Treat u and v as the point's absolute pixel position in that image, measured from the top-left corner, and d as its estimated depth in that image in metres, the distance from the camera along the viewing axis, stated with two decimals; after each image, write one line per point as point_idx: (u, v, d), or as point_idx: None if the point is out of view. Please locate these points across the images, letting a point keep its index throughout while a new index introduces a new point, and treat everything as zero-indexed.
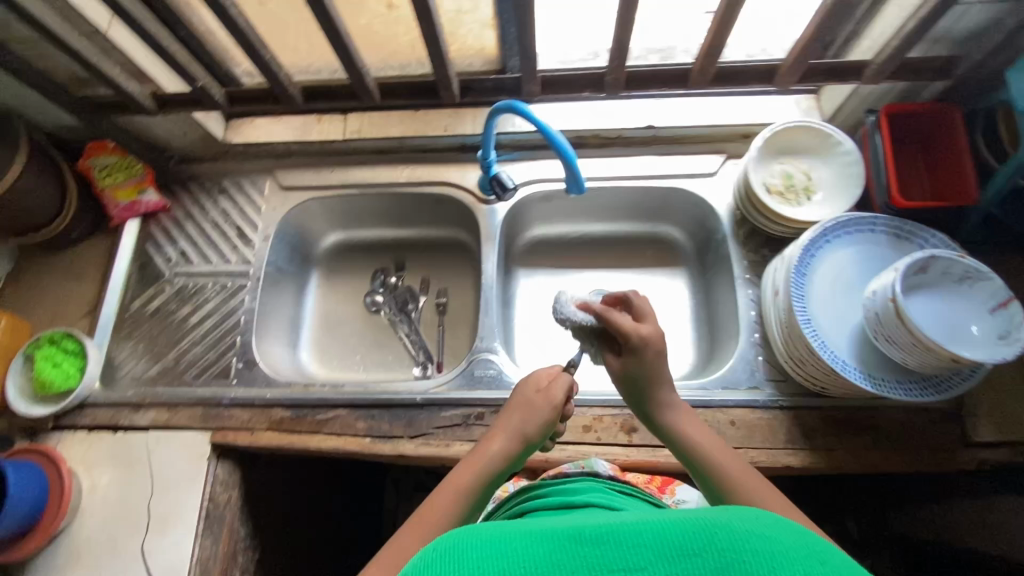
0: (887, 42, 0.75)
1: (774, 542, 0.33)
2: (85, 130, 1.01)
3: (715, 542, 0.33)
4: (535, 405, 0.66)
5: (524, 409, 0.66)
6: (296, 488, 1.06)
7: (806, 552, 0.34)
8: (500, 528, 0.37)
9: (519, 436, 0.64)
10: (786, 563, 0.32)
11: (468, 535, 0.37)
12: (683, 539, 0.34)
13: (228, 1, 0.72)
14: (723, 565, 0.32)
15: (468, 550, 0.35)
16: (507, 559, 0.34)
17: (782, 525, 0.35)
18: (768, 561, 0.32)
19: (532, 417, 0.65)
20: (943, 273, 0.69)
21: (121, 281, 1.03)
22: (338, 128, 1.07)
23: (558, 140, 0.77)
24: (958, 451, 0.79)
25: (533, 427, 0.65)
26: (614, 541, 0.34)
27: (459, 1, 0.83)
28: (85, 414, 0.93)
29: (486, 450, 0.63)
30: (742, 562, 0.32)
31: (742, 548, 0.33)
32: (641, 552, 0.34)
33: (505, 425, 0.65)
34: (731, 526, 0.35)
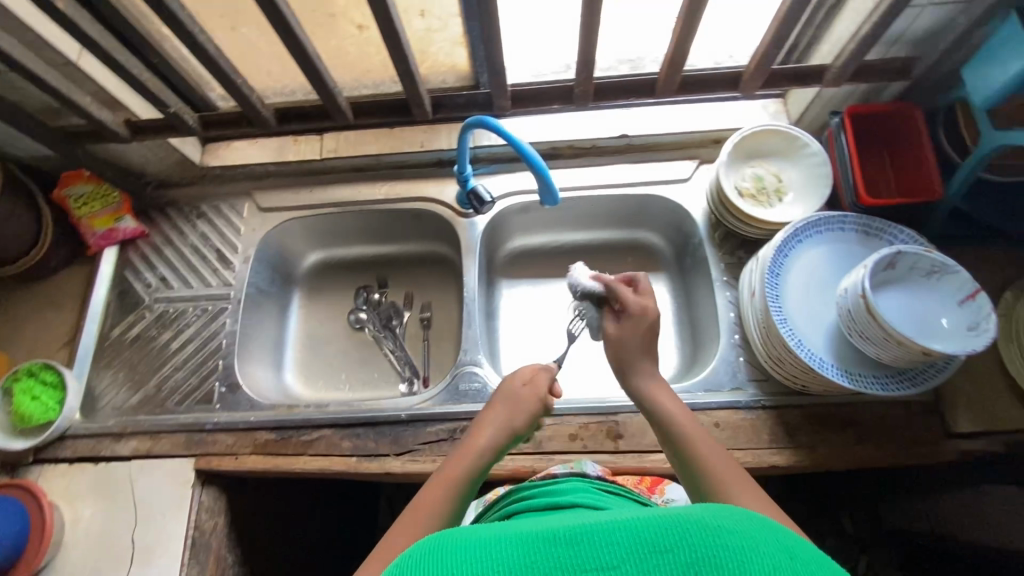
0: (844, 46, 0.77)
1: (744, 537, 0.33)
2: (59, 160, 1.00)
3: (687, 537, 0.33)
4: (519, 398, 0.67)
5: (512, 401, 0.67)
6: (284, 511, 1.05)
7: (778, 546, 0.33)
8: (473, 536, 0.37)
9: (505, 430, 0.65)
10: (758, 556, 0.32)
11: (442, 544, 0.36)
12: (655, 536, 0.33)
13: (197, 29, 0.72)
14: (694, 559, 0.32)
15: (441, 557, 0.35)
16: (479, 563, 0.34)
17: (754, 522, 0.35)
18: (739, 555, 0.32)
19: (518, 410, 0.66)
20: (911, 268, 0.70)
21: (100, 309, 1.02)
22: (315, 147, 1.07)
23: (530, 153, 0.78)
24: (939, 443, 0.80)
25: (518, 419, 0.66)
26: (587, 540, 0.34)
27: (428, 20, 0.84)
28: (65, 446, 0.92)
29: (473, 445, 0.63)
30: (714, 556, 0.32)
31: (714, 542, 0.33)
32: (614, 550, 0.33)
33: (491, 418, 0.66)
34: (703, 521, 0.34)
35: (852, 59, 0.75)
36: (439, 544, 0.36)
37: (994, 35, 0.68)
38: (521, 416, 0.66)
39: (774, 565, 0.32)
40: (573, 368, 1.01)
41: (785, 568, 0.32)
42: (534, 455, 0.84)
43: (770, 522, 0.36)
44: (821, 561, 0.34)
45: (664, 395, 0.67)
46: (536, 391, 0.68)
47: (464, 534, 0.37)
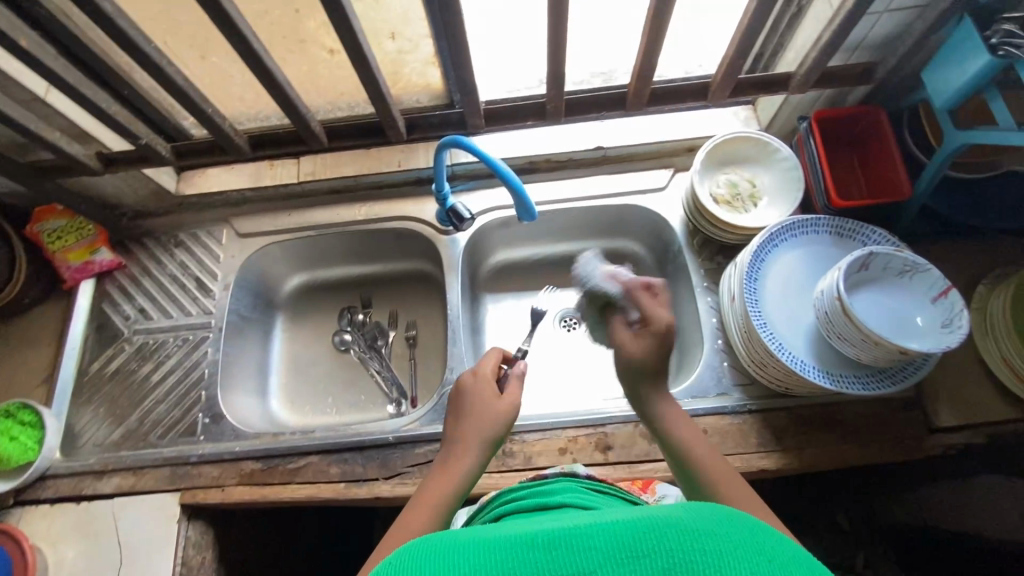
0: (807, 54, 0.79)
1: (723, 542, 0.33)
2: (31, 195, 0.99)
3: (664, 541, 0.33)
4: (493, 408, 0.66)
5: (487, 409, 0.66)
6: (274, 539, 1.04)
7: (755, 547, 0.33)
8: (453, 541, 0.36)
9: (483, 442, 0.64)
10: (734, 558, 0.32)
11: (422, 550, 0.36)
12: (633, 540, 0.33)
13: (164, 61, 0.72)
14: (671, 564, 0.32)
15: (420, 562, 0.34)
16: (458, 569, 0.33)
17: (733, 525, 0.35)
18: (717, 560, 0.32)
19: (492, 421, 0.66)
20: (884, 268, 0.71)
21: (78, 344, 1.00)
22: (291, 171, 1.06)
23: (504, 171, 0.79)
24: (923, 438, 0.81)
25: (494, 430, 0.66)
26: (566, 544, 0.34)
27: (399, 42, 0.85)
28: (46, 486, 0.90)
29: (455, 463, 0.63)
30: (691, 560, 0.32)
31: (692, 546, 0.33)
32: (593, 555, 0.33)
33: (469, 431, 0.65)
34: (680, 523, 0.34)
35: (815, 66, 0.77)
36: (419, 549, 0.36)
37: (950, 39, 0.70)
38: (497, 427, 0.66)
39: (751, 569, 0.32)
40: (561, 380, 1.01)
41: (762, 571, 0.32)
42: (524, 470, 0.84)
43: (748, 521, 0.36)
44: (800, 562, 0.34)
45: (669, 409, 0.66)
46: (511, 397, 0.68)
47: (444, 540, 0.37)
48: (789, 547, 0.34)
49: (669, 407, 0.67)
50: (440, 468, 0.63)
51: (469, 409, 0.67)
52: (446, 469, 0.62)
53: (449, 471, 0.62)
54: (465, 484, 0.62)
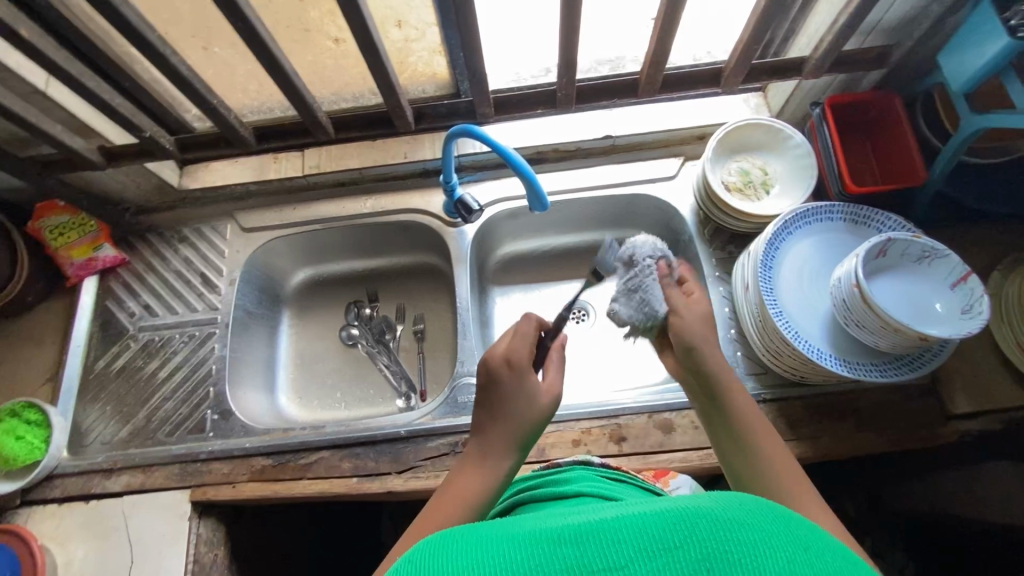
0: (821, 39, 0.77)
1: (756, 531, 0.32)
2: (32, 191, 0.97)
3: (695, 531, 0.32)
4: (532, 401, 0.59)
5: (526, 406, 0.59)
6: (284, 536, 1.03)
7: (791, 537, 0.32)
8: (479, 540, 0.36)
9: (518, 438, 0.58)
10: (770, 548, 0.31)
11: (443, 547, 0.35)
12: (662, 533, 0.32)
13: (167, 50, 0.70)
14: (705, 555, 0.31)
15: (443, 558, 0.34)
16: (482, 564, 0.33)
17: (765, 514, 0.34)
18: (752, 549, 0.31)
19: (528, 414, 0.59)
20: (902, 254, 0.70)
21: (82, 340, 0.99)
22: (295, 164, 1.04)
23: (516, 159, 0.77)
24: (939, 425, 0.81)
25: (531, 426, 0.59)
26: (595, 538, 0.33)
27: (406, 31, 0.83)
28: (54, 485, 0.89)
29: (486, 460, 0.57)
30: (725, 551, 0.31)
31: (724, 535, 0.32)
32: (622, 550, 0.32)
33: (504, 425, 0.58)
34: (710, 513, 0.34)
35: (830, 51, 0.75)
36: (440, 546, 0.36)
37: (968, 22, 0.69)
38: (534, 423, 0.59)
39: (788, 559, 0.31)
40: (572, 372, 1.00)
41: (799, 562, 0.31)
42: (538, 463, 0.83)
43: (781, 510, 0.35)
44: (836, 551, 0.33)
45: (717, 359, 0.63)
46: (552, 387, 0.61)
47: (467, 537, 0.36)
48: (823, 538, 0.33)
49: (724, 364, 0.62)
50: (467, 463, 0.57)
51: (502, 400, 0.59)
52: (473, 463, 0.57)
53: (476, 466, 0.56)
54: (497, 484, 0.56)
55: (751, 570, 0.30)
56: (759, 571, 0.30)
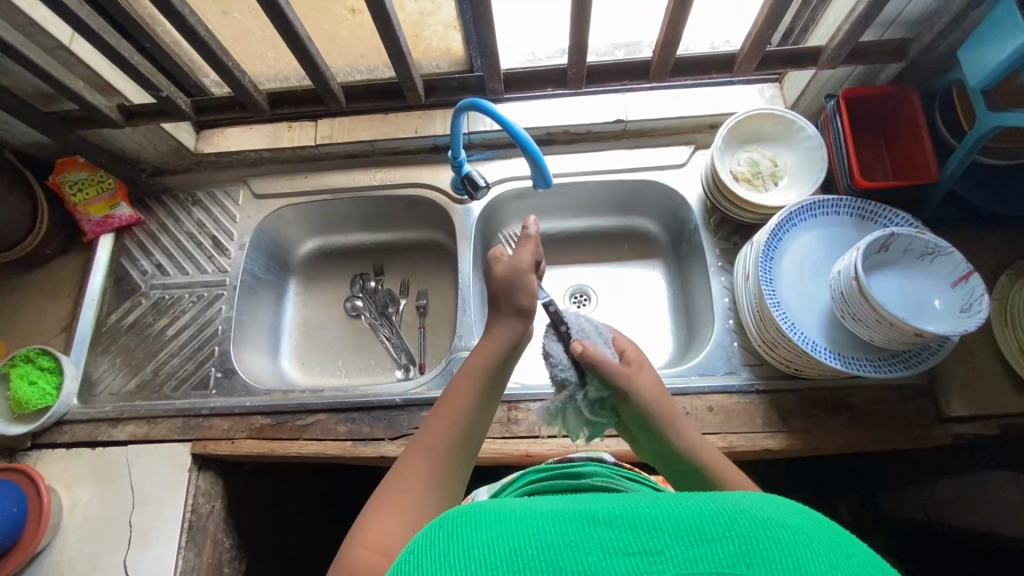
0: (839, 27, 0.76)
1: (794, 532, 0.34)
2: (54, 147, 1.00)
3: (734, 528, 0.34)
4: (494, 348, 0.64)
5: (514, 292, 0.66)
6: (279, 496, 1.06)
7: (832, 544, 0.34)
8: (518, 511, 0.39)
9: (483, 389, 0.61)
10: (811, 550, 0.33)
11: (481, 511, 0.39)
12: (699, 525, 0.35)
13: (187, 10, 0.70)
14: (744, 551, 0.33)
15: (483, 524, 0.37)
16: (519, 535, 0.36)
17: (805, 517, 0.36)
18: (792, 550, 0.33)
19: (489, 360, 0.63)
20: (904, 251, 0.70)
21: (97, 295, 1.03)
22: (309, 133, 1.06)
23: (523, 136, 0.75)
24: (933, 426, 0.80)
25: (494, 370, 0.63)
26: (631, 523, 0.36)
27: (422, 4, 0.84)
28: (63, 431, 0.92)
29: (458, 409, 0.59)
30: (765, 548, 0.33)
31: (765, 534, 0.34)
32: (659, 537, 0.34)
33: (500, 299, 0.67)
34: (750, 513, 0.36)
35: (847, 41, 0.74)
36: (478, 513, 0.39)
37: (990, 16, 0.68)
38: (503, 363, 0.64)
39: (828, 563, 0.32)
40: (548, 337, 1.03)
41: (841, 566, 0.32)
42: (527, 438, 0.85)
43: (823, 520, 0.37)
44: (874, 562, 0.35)
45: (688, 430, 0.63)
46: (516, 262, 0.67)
47: (505, 509, 0.39)
48: (854, 544, 0.35)
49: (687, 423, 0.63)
50: (440, 412, 0.59)
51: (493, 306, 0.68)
52: (443, 414, 0.59)
53: (449, 414, 0.59)
54: (506, 348, 0.64)
55: (790, 569, 0.32)
56: (799, 571, 0.32)
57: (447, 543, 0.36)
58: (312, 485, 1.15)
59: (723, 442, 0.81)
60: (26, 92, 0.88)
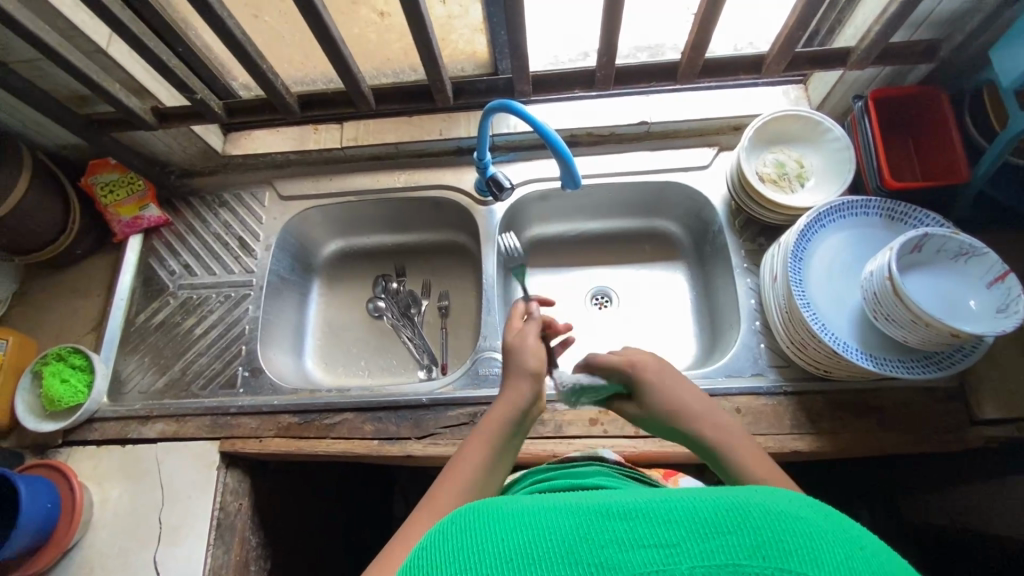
0: (869, 28, 0.76)
1: (810, 523, 0.32)
2: (88, 149, 1.02)
3: (751, 520, 0.32)
4: (501, 419, 0.62)
5: (518, 354, 0.67)
6: (302, 495, 1.07)
7: (845, 536, 0.32)
8: (526, 505, 0.37)
9: (494, 451, 0.61)
10: (827, 542, 0.31)
11: (492, 508, 0.37)
12: (714, 517, 0.32)
13: (225, 13, 0.71)
14: (761, 543, 0.31)
15: (494, 520, 0.35)
16: (532, 528, 0.34)
17: (818, 510, 0.34)
18: (809, 542, 0.31)
19: (496, 433, 0.62)
20: (937, 251, 0.69)
21: (126, 295, 1.04)
22: (334, 136, 1.07)
23: (553, 137, 0.75)
24: (964, 429, 0.80)
25: (500, 443, 0.61)
26: (643, 516, 0.33)
27: (449, 7, 0.86)
28: (93, 428, 0.94)
29: (465, 472, 0.58)
30: (781, 540, 0.31)
31: (782, 526, 0.32)
32: (674, 529, 0.32)
33: (517, 361, 0.67)
34: (765, 506, 0.33)
35: (877, 41, 0.74)
36: (486, 510, 0.37)
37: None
38: (519, 422, 0.63)
39: (847, 556, 0.31)
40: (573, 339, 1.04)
41: (860, 558, 0.31)
42: (554, 439, 0.85)
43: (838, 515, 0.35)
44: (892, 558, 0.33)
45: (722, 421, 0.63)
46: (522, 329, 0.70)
47: (513, 505, 0.37)
48: (868, 539, 0.33)
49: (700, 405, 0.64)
50: (448, 475, 0.58)
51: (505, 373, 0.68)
52: (451, 477, 0.58)
53: (456, 478, 0.57)
54: (521, 409, 0.64)
55: (806, 561, 0.30)
56: (815, 563, 0.30)
57: (456, 540, 0.35)
58: (334, 485, 1.16)
59: (752, 444, 0.81)
60: (61, 94, 0.90)
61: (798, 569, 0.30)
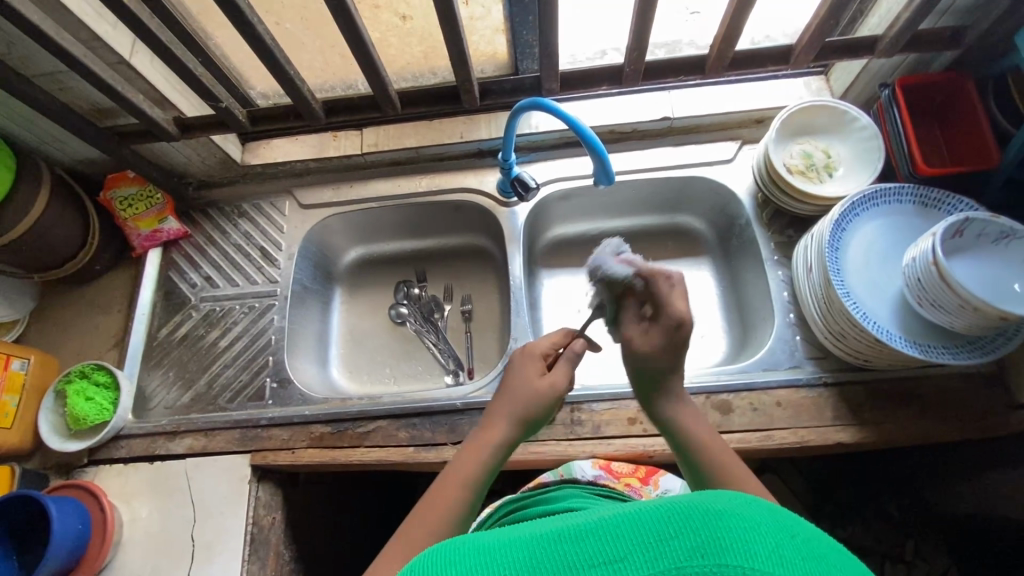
0: (898, 16, 0.76)
1: (743, 518, 0.33)
2: (106, 163, 1.01)
3: (690, 520, 0.33)
4: (476, 463, 0.60)
5: (525, 402, 0.64)
6: (329, 507, 1.05)
7: (778, 525, 0.33)
8: (474, 541, 0.37)
9: (467, 500, 0.58)
10: (762, 535, 0.32)
11: (448, 548, 0.37)
12: (656, 523, 0.33)
13: (256, 20, 0.71)
14: (701, 544, 0.31)
15: (448, 562, 0.35)
16: (484, 567, 0.34)
17: (753, 502, 0.35)
18: (744, 535, 0.32)
19: (474, 473, 0.60)
20: (979, 235, 0.69)
21: (147, 309, 1.03)
22: (354, 142, 1.06)
23: (587, 132, 0.75)
24: (1006, 414, 0.79)
25: (473, 490, 0.59)
26: (589, 535, 0.34)
27: (471, 9, 0.86)
28: (120, 446, 0.92)
29: (441, 522, 0.55)
30: (719, 537, 0.32)
31: (719, 523, 0.33)
32: (620, 543, 0.33)
33: (507, 404, 0.64)
34: (703, 505, 0.34)
35: (907, 28, 0.74)
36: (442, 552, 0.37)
37: None
38: (490, 470, 0.61)
39: (777, 544, 0.32)
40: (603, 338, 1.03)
41: (789, 545, 0.32)
42: (592, 440, 0.84)
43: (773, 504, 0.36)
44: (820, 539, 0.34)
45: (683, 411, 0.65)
46: (555, 382, 0.66)
47: (464, 545, 0.37)
48: (801, 524, 0.34)
49: (680, 406, 0.66)
50: (416, 521, 0.55)
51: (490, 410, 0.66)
52: (422, 523, 0.55)
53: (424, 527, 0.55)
54: (495, 459, 0.62)
55: (743, 555, 0.31)
56: (751, 557, 0.31)
57: None
58: (360, 496, 1.14)
59: (794, 437, 0.80)
60: (81, 108, 0.89)
61: (737, 564, 0.30)
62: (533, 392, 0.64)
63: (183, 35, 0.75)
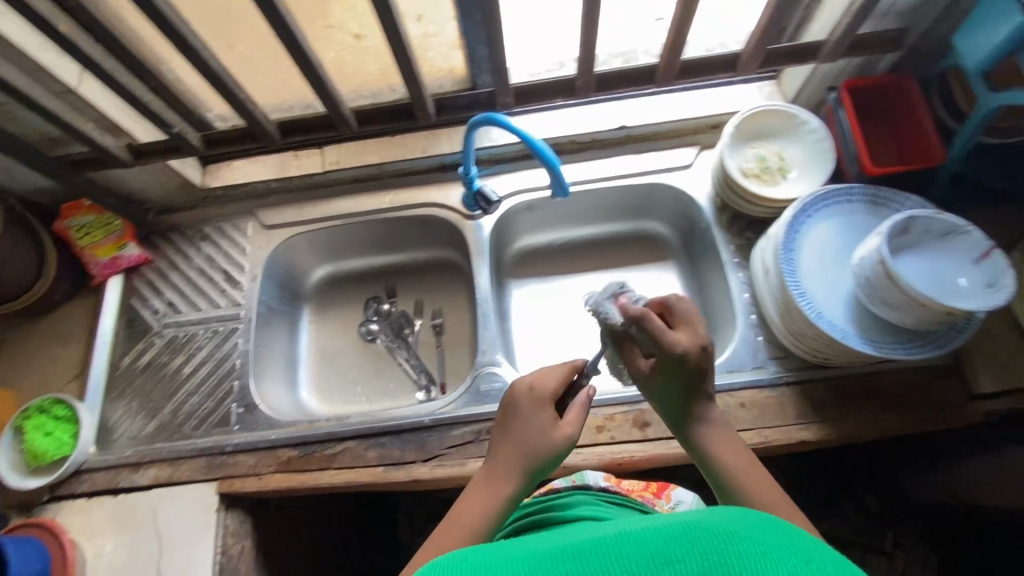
0: (838, 21, 0.78)
1: (755, 542, 0.33)
2: (61, 191, 0.99)
3: (697, 544, 0.33)
4: (485, 512, 0.56)
5: (534, 448, 0.58)
6: (303, 530, 1.03)
7: (798, 552, 0.33)
8: (485, 554, 0.38)
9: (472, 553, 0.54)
10: (772, 559, 0.32)
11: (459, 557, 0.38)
12: (665, 546, 0.34)
13: (201, 45, 0.71)
14: (707, 569, 0.32)
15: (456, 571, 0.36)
16: None
17: (770, 528, 0.35)
18: (755, 559, 0.32)
19: (481, 521, 0.55)
20: (924, 232, 0.71)
21: (109, 338, 1.01)
22: (315, 161, 1.08)
23: (541, 146, 0.75)
24: (964, 405, 0.81)
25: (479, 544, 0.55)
26: (599, 554, 0.34)
27: (425, 25, 0.86)
28: (81, 480, 0.90)
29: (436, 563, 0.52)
30: (728, 562, 0.32)
31: (729, 548, 0.33)
32: (626, 564, 0.33)
33: (516, 446, 0.59)
34: (714, 529, 0.34)
35: (848, 32, 0.76)
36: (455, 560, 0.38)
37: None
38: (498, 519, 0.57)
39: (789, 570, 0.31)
40: (572, 347, 1.03)
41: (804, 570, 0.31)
42: None
43: (791, 528, 0.36)
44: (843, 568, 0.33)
45: (718, 439, 0.61)
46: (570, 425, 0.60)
47: (477, 555, 0.38)
48: (821, 550, 0.34)
49: (714, 432, 0.61)
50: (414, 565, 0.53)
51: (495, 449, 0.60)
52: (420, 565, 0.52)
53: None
54: (501, 508, 0.57)
55: None
56: None
57: None
58: (337, 517, 1.13)
59: (758, 438, 0.81)
60: (31, 137, 0.87)
61: None
62: (545, 433, 0.59)
63: (129, 62, 0.74)
